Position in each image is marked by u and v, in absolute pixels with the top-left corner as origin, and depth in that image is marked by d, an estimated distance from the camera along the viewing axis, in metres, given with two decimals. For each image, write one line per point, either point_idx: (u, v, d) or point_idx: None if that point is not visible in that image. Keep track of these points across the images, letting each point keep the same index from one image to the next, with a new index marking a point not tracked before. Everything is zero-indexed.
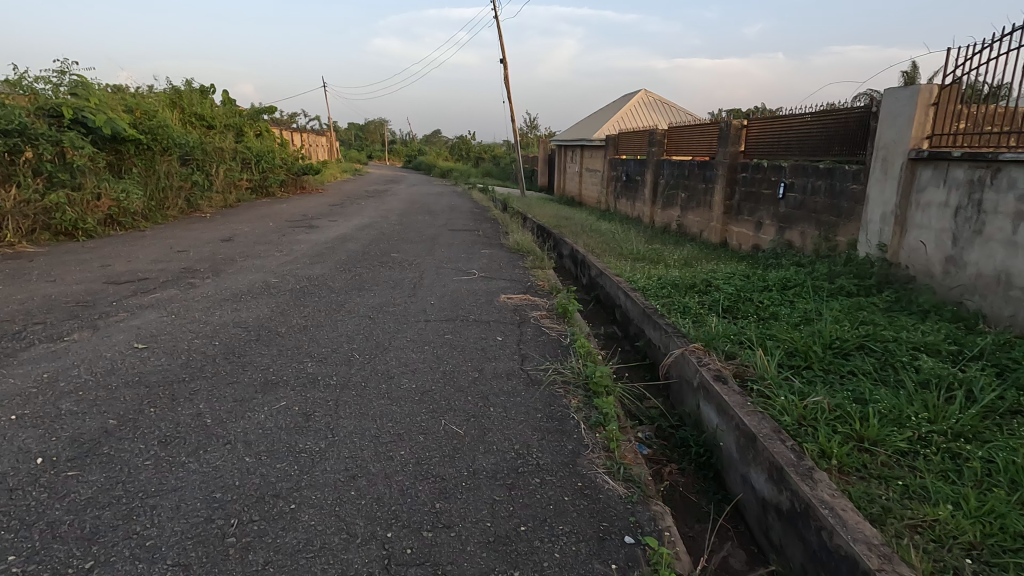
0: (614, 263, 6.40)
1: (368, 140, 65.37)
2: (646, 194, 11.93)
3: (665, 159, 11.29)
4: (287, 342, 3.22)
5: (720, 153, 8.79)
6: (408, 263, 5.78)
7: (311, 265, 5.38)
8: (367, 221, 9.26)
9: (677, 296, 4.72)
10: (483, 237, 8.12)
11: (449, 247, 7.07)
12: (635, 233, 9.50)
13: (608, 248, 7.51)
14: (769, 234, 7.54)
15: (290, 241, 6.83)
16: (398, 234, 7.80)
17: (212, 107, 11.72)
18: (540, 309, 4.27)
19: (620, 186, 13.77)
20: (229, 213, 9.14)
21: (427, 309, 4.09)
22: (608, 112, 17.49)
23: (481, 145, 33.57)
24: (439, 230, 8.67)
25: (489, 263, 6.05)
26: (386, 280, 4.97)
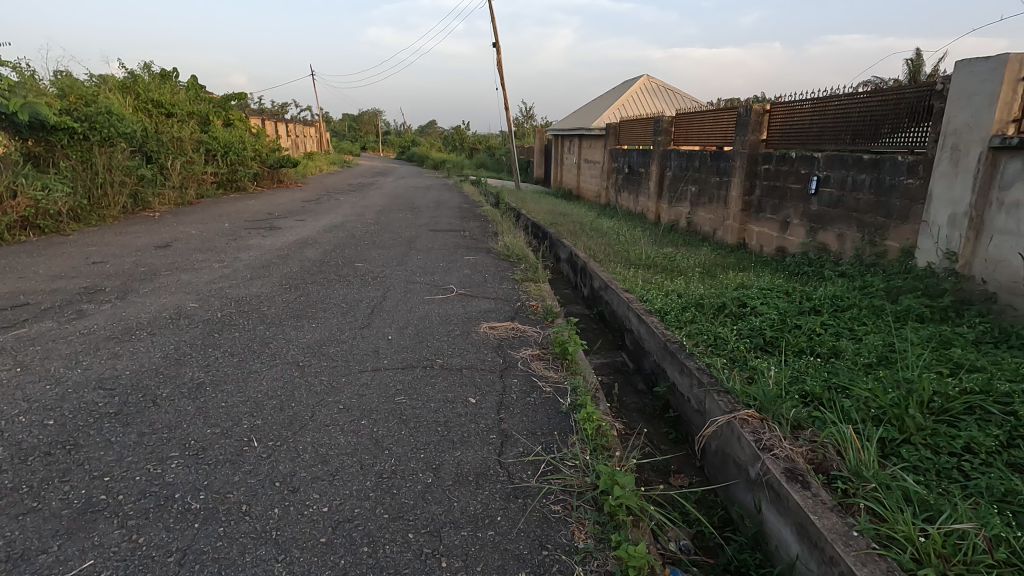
0: (620, 273, 5.39)
1: (361, 131, 64.04)
2: (651, 188, 10.91)
3: (672, 149, 10.25)
4: (163, 414, 2.24)
5: (738, 142, 7.76)
6: (373, 277, 4.78)
7: (250, 281, 4.38)
8: (339, 220, 8.20)
9: (706, 323, 3.76)
10: (469, 240, 7.11)
11: (430, 253, 6.07)
12: (641, 233, 8.52)
13: (612, 253, 6.52)
14: (798, 235, 6.56)
15: (238, 247, 5.81)
16: (371, 237, 6.80)
17: (172, 94, 10.64)
18: (530, 345, 3.28)
19: (622, 178, 12.75)
20: (182, 211, 8.10)
21: (382, 347, 3.11)
22: (609, 99, 16.37)
23: (476, 135, 32.36)
24: (421, 231, 7.65)
25: (472, 274, 5.06)
26: (338, 301, 3.99)
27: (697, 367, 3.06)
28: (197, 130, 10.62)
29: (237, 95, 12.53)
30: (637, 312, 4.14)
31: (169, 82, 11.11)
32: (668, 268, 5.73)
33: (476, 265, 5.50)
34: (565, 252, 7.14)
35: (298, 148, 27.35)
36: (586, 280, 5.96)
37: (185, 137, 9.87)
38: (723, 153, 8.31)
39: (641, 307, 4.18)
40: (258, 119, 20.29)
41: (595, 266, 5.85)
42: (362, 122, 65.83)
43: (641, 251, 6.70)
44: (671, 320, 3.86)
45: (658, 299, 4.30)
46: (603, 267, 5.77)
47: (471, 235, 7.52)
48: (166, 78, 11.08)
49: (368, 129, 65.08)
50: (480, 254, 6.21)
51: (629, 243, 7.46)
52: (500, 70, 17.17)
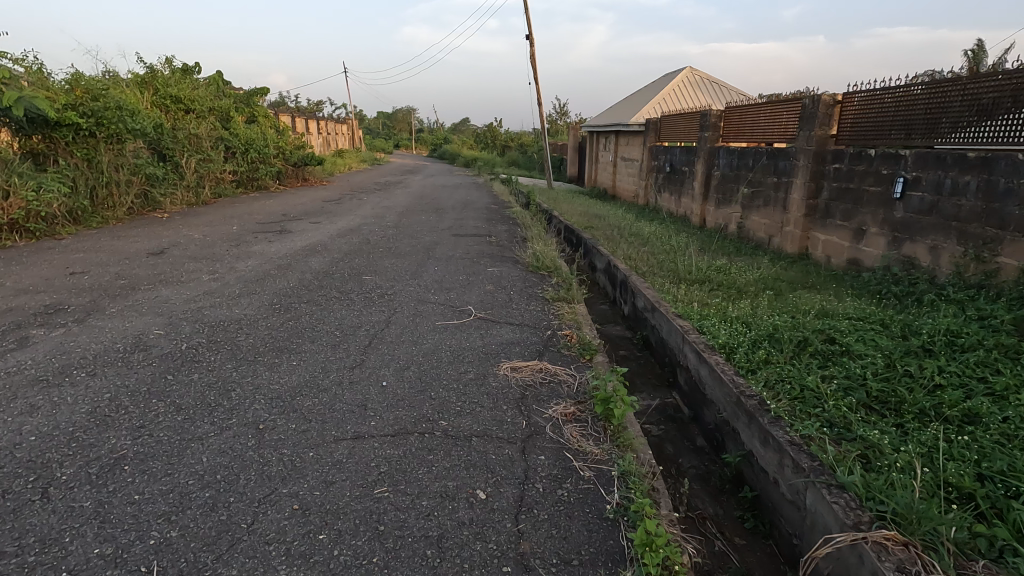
0: (669, 291, 4.60)
1: (394, 129, 64.19)
2: (695, 189, 10.00)
3: (721, 146, 9.31)
4: (47, 515, 1.61)
5: (802, 137, 6.82)
6: (379, 293, 4.13)
7: (236, 300, 3.78)
8: (356, 223, 7.60)
9: (788, 367, 2.96)
10: (495, 246, 6.41)
11: (451, 262, 5.39)
12: (686, 239, 7.67)
13: (657, 265, 5.73)
14: (876, 246, 5.64)
15: (238, 255, 5.25)
16: (387, 243, 6.18)
17: (192, 89, 10.28)
18: (563, 398, 2.57)
19: (663, 177, 11.87)
20: (192, 213, 7.66)
21: (374, 399, 2.44)
22: (648, 93, 15.40)
23: (508, 132, 31.63)
24: (443, 235, 7.00)
25: (495, 291, 4.35)
26: (333, 327, 3.35)
27: (786, 437, 2.28)
28: (217, 126, 10.24)
29: (261, 90, 12.11)
30: (694, 345, 3.36)
31: (191, 77, 10.76)
32: (725, 285, 4.90)
33: (501, 279, 4.80)
34: (603, 260, 6.37)
35: (328, 145, 27.15)
36: (628, 295, 5.19)
37: (204, 134, 9.49)
38: (782, 150, 7.36)
39: (699, 339, 3.40)
40: (287, 116, 20.00)
41: (639, 281, 5.06)
42: (395, 120, 65.95)
43: (690, 262, 5.88)
44: (741, 360, 3.07)
45: (721, 328, 3.51)
46: (648, 283, 4.98)
47: (498, 241, 6.82)
48: (187, 73, 10.73)
49: (401, 127, 65.22)
50: (506, 264, 5.50)
51: (674, 252, 6.63)
52: (532, 63, 16.41)
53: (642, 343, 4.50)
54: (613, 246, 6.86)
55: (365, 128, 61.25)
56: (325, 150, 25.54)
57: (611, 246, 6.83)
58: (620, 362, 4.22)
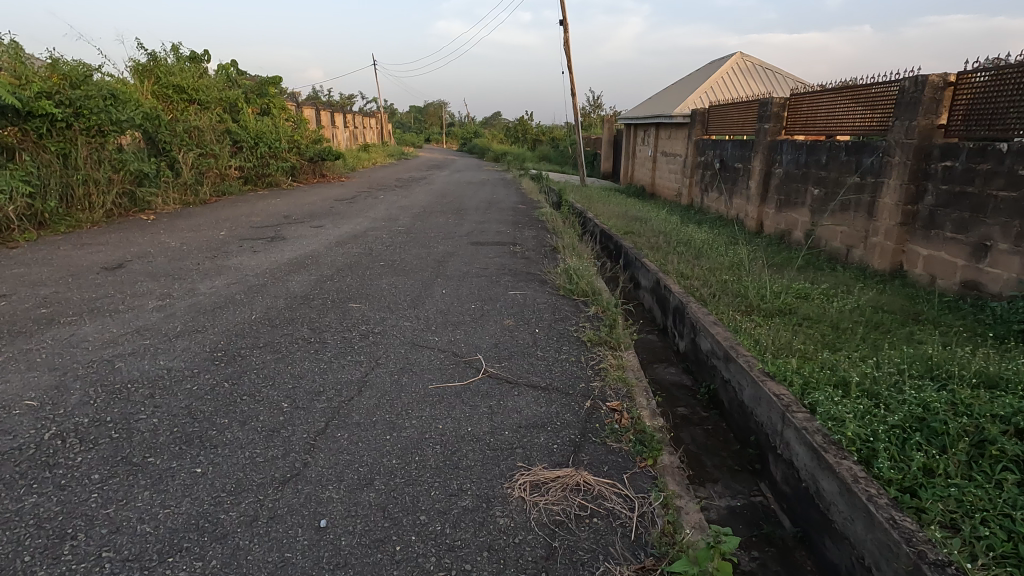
0: (745, 331, 3.49)
1: (425, 123, 63.68)
2: (751, 189, 8.75)
3: (785, 140, 8.03)
4: None
5: (898, 129, 5.55)
6: (363, 332, 3.16)
7: (169, 342, 2.86)
8: (363, 228, 6.66)
9: (973, 489, 1.86)
10: (519, 258, 5.39)
11: (463, 282, 4.40)
12: (746, 250, 6.49)
13: (719, 288, 4.62)
14: (1006, 268, 4.39)
15: (209, 270, 4.37)
16: (391, 254, 5.23)
17: (199, 79, 9.61)
18: (619, 561, 1.54)
19: (711, 174, 10.63)
20: (183, 215, 6.89)
21: (294, 566, 1.45)
22: (694, 82, 14.04)
23: (539, 125, 30.44)
24: (459, 243, 5.99)
25: (515, 330, 3.34)
26: (281, 394, 2.37)
27: None
28: (225, 118, 9.52)
29: (274, 80, 11.34)
30: (803, 433, 2.26)
31: (199, 65, 10.09)
32: (816, 322, 3.77)
33: (525, 309, 3.76)
34: (651, 278, 5.29)
35: (355, 140, 26.55)
36: (686, 328, 4.09)
37: (207, 127, 8.82)
38: (869, 144, 6.09)
39: (811, 423, 2.30)
40: (311, 108, 19.36)
41: (701, 313, 3.95)
42: (426, 114, 65.42)
43: (763, 283, 4.75)
44: (890, 470, 1.98)
45: (841, 404, 2.41)
46: (714, 316, 3.88)
47: (524, 251, 5.79)
48: (195, 62, 10.02)
49: (432, 120, 64.57)
50: (532, 284, 4.46)
51: (737, 268, 5.48)
52: (567, 51, 15.25)
53: (709, 400, 3.42)
54: (661, 259, 5.75)
55: (396, 121, 60.84)
56: (351, 144, 24.90)
57: (659, 260, 5.72)
58: (680, 429, 3.15)
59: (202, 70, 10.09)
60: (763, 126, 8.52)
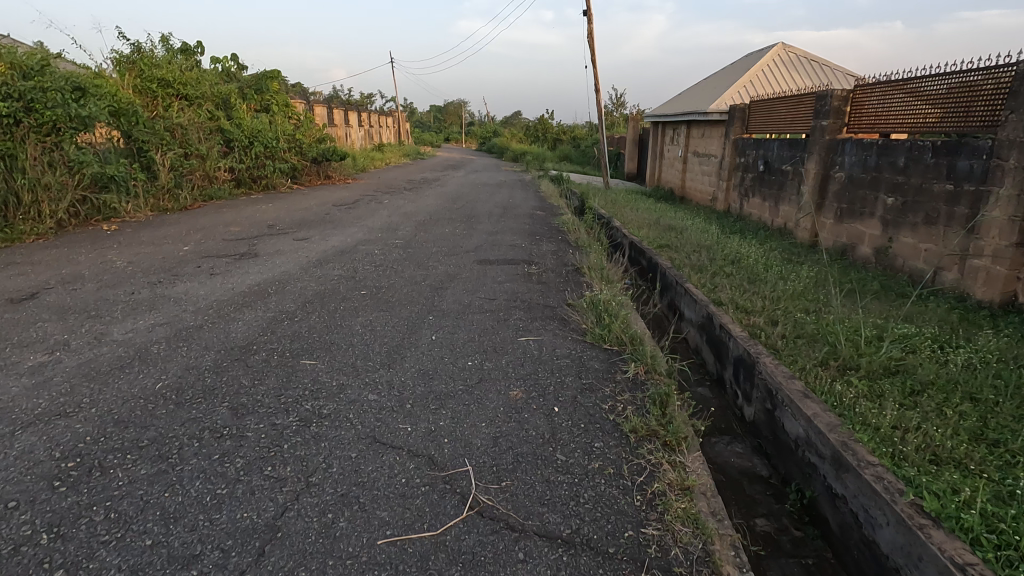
0: (852, 411, 2.46)
1: (445, 122, 63.01)
2: (805, 195, 7.61)
3: (848, 139, 6.89)
4: None
5: (1015, 124, 4.41)
6: (305, 415, 2.20)
7: (7, 438, 1.92)
8: (354, 241, 5.72)
9: None
10: (536, 284, 4.40)
11: (461, 321, 3.41)
12: (808, 271, 5.40)
13: (794, 334, 3.57)
14: None
15: (141, 302, 3.46)
16: (379, 279, 4.28)
17: (190, 73, 8.83)
18: None
19: (754, 178, 9.51)
20: (152, 225, 6.05)
21: None
22: (730, 76, 12.83)
23: (560, 124, 29.33)
24: (464, 263, 5.00)
25: (525, 409, 2.34)
26: (121, 566, 1.41)
27: None
28: (216, 116, 8.73)
29: (274, 74, 10.49)
30: None
31: (192, 59, 9.31)
32: (948, 394, 2.71)
33: (541, 369, 2.77)
34: (700, 311, 4.24)
35: (369, 139, 25.80)
36: (756, 392, 3.05)
37: (192, 126, 8.04)
38: (969, 144, 4.94)
39: None
40: (322, 106, 18.58)
41: (780, 372, 2.90)
42: (446, 113, 64.72)
43: (849, 324, 3.68)
44: None
45: None
46: (798, 378, 2.84)
47: (542, 274, 4.78)
48: (187, 54, 9.21)
49: (451, 118, 63.77)
50: (550, 324, 3.45)
51: (806, 298, 4.41)
52: (591, 44, 14.19)
53: (802, 511, 2.39)
54: (709, 286, 4.69)
55: (415, 120, 60.24)
56: (365, 143, 24.13)
57: (708, 289, 4.67)
58: (766, 564, 2.13)
59: (194, 63, 9.28)
60: (820, 123, 7.37)
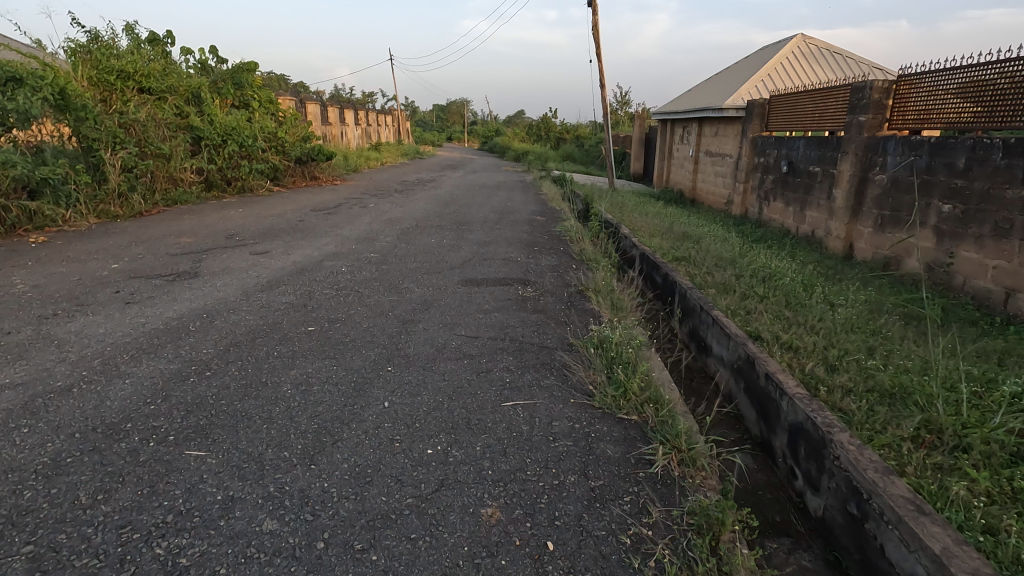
0: (998, 551, 1.63)
1: (447, 122, 62.22)
2: (839, 201, 6.76)
3: (891, 136, 6.03)
4: None
5: None
6: (149, 569, 1.39)
7: None
8: (321, 255, 4.91)
9: None
10: (531, 314, 3.58)
11: (429, 375, 2.59)
12: (856, 293, 4.56)
13: (865, 390, 2.74)
14: None
15: (11, 347, 2.65)
16: (336, 309, 3.47)
17: (155, 64, 8.04)
18: None
19: (776, 180, 8.66)
20: (90, 235, 5.26)
21: None
22: (745, 70, 11.96)
23: (563, 123, 28.49)
24: (446, 284, 4.18)
25: (503, 548, 1.53)
26: None
27: None
28: (182, 112, 7.95)
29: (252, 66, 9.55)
30: None
31: (160, 48, 8.51)
32: None
33: (530, 462, 1.95)
34: (735, 349, 3.38)
35: (367, 138, 25.00)
36: (827, 481, 2.22)
37: (152, 125, 7.27)
38: None
39: None
40: (315, 104, 17.78)
41: (868, 460, 2.06)
42: (448, 112, 63.93)
43: (936, 374, 2.83)
44: None
45: None
46: (898, 474, 2.00)
47: (539, 299, 3.96)
48: (155, 44, 8.42)
49: (454, 118, 62.95)
50: (546, 377, 2.63)
51: (865, 333, 3.58)
52: (596, 36, 13.34)
53: None
54: (743, 317, 3.86)
55: (417, 120, 59.50)
56: (362, 143, 23.35)
57: (742, 320, 3.83)
58: None
59: (163, 56, 8.49)
60: (856, 119, 6.51)
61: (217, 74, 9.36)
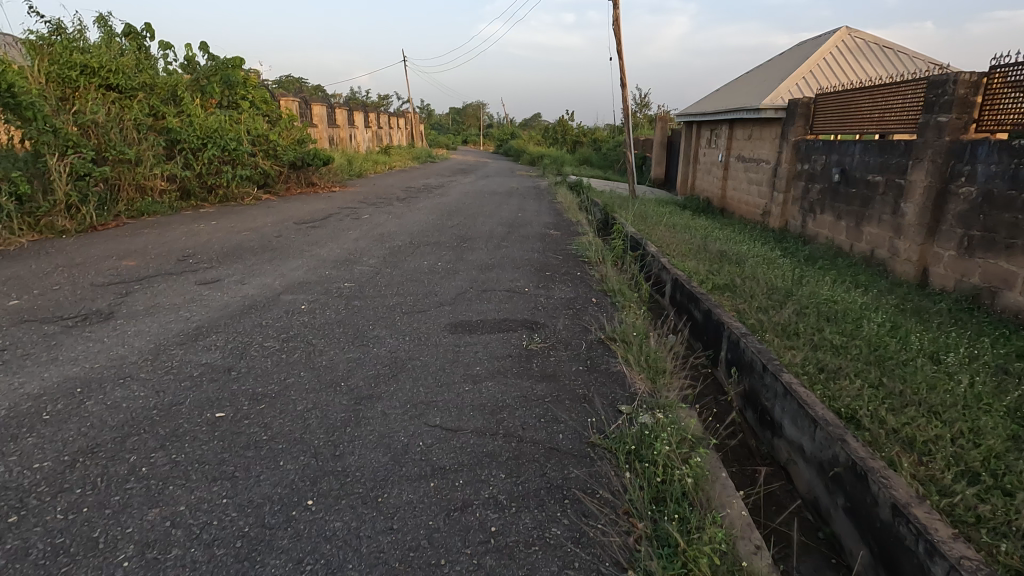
0: None
1: (462, 124, 61.56)
2: (910, 217, 5.69)
3: (982, 140, 4.95)
4: None
5: None
6: None
7: None
8: (281, 286, 4.00)
9: None
10: (536, 384, 2.61)
11: (369, 520, 1.64)
12: (963, 343, 3.50)
13: None
14: None
15: None
16: (270, 376, 2.54)
17: (127, 58, 7.24)
18: None
19: (824, 190, 7.58)
20: (13, 255, 4.42)
21: None
22: (782, 66, 10.85)
23: (581, 126, 27.47)
24: (428, 331, 3.23)
25: None
26: None
27: None
28: (155, 112, 7.14)
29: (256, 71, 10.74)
30: None
31: (137, 42, 7.73)
32: None
33: None
34: (824, 445, 2.37)
35: (377, 141, 24.25)
36: None
37: (116, 127, 6.45)
38: None
39: None
40: (321, 105, 17.01)
41: None
42: (464, 115, 63.28)
43: None
44: None
45: None
46: None
47: (550, 356, 2.98)
48: (132, 38, 7.65)
49: (469, 121, 62.25)
50: (553, 524, 1.66)
51: (1007, 418, 2.54)
52: (616, 31, 12.34)
53: None
54: (830, 388, 2.84)
55: (432, 123, 58.89)
56: (371, 146, 22.60)
57: (825, 392, 2.82)
58: None
59: (139, 50, 7.68)
60: (934, 119, 5.42)
61: (201, 71, 8.53)
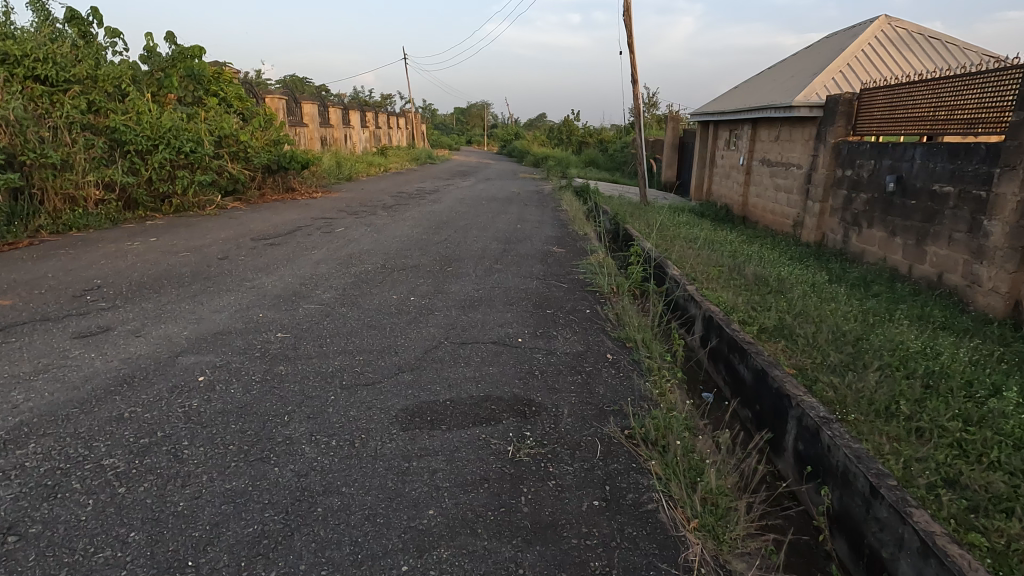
0: None
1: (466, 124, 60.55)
2: (998, 238, 4.60)
3: None
4: None
5: None
6: None
7: None
8: (187, 339, 2.96)
9: None
10: (521, 556, 1.56)
11: None
12: None
13: None
14: None
15: None
16: (72, 544, 1.50)
17: (64, 45, 6.24)
18: None
19: (873, 201, 6.49)
20: None
21: None
22: (812, 60, 9.74)
23: (586, 125, 26.39)
24: (367, 427, 2.18)
25: None
26: None
27: None
28: (90, 109, 6.15)
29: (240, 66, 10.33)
30: None
31: (82, 29, 6.72)
32: None
33: None
34: None
35: (375, 142, 23.28)
36: None
37: (37, 126, 5.47)
38: None
39: None
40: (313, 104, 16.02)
41: None
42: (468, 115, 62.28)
43: None
44: None
45: None
46: None
47: (547, 479, 1.93)
48: (75, 24, 6.65)
49: (473, 121, 61.25)
50: None
51: None
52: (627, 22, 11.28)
53: None
54: (999, 551, 1.77)
55: (435, 122, 57.93)
56: (367, 147, 21.61)
57: (990, 560, 1.75)
58: None
59: (85, 39, 6.69)
60: None
61: (159, 63, 7.50)
